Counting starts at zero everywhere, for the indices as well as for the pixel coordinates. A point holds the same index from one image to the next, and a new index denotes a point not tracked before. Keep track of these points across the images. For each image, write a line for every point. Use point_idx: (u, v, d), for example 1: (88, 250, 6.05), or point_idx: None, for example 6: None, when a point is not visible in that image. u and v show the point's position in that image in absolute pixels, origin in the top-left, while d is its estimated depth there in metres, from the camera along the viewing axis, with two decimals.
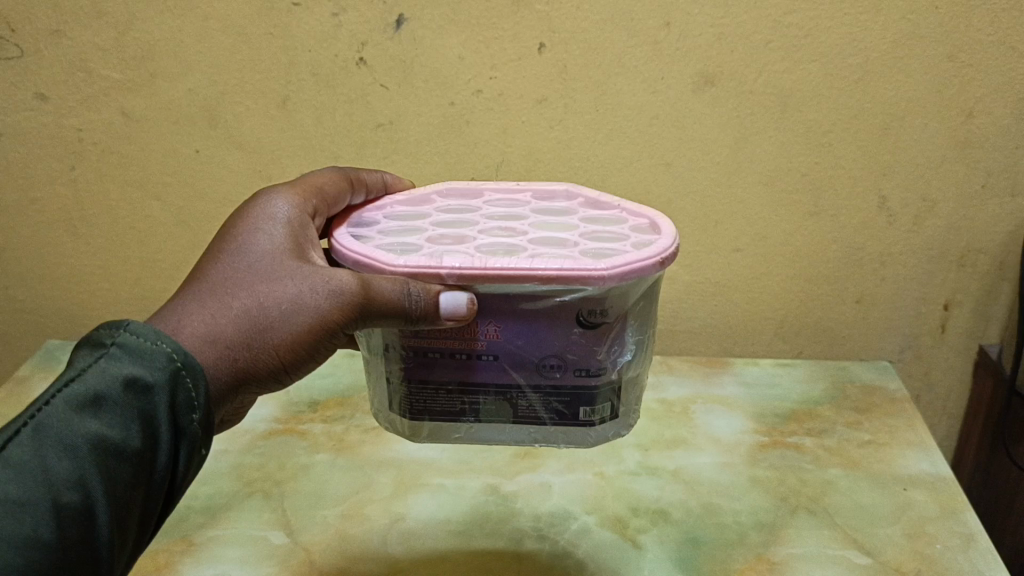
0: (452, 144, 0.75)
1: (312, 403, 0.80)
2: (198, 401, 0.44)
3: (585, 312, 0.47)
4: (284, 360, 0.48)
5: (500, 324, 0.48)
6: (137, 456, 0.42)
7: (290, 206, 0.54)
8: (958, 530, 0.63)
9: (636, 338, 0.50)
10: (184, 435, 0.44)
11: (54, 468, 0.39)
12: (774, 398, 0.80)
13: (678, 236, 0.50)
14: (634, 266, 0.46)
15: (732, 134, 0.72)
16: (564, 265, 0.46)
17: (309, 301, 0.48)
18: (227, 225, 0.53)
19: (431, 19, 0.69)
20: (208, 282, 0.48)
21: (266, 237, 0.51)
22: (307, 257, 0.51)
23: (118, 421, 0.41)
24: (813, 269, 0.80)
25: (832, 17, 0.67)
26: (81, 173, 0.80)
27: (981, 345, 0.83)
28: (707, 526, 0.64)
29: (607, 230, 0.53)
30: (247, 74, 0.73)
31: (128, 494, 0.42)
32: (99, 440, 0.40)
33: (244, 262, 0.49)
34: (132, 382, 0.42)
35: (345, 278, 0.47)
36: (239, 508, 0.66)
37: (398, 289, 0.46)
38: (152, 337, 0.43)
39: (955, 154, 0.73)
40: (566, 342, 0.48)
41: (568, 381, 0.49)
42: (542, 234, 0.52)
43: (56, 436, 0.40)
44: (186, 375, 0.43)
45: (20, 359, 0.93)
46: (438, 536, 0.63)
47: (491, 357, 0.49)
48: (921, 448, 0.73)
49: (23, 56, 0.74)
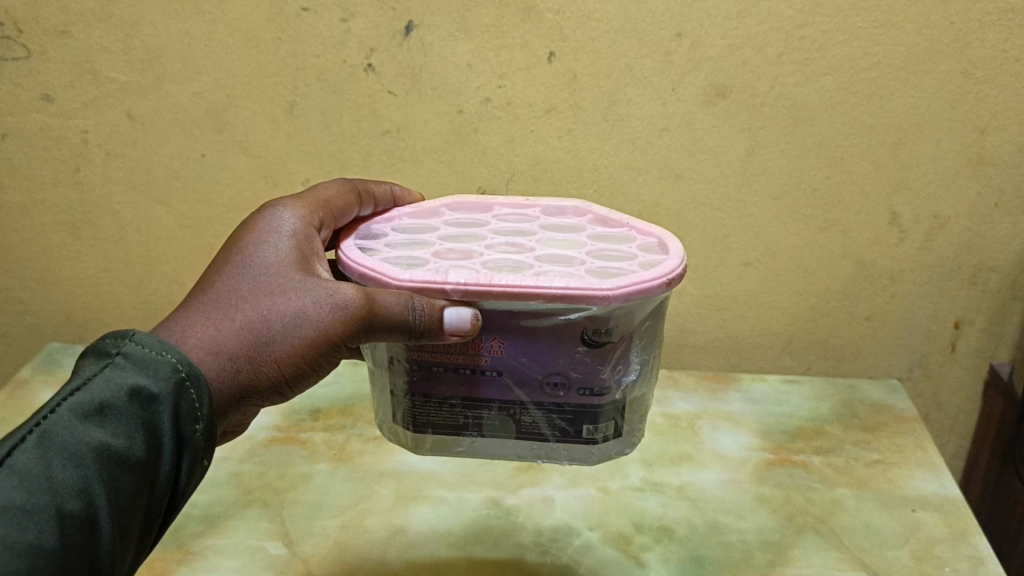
0: (459, 152, 0.75)
1: (313, 411, 0.80)
2: (201, 412, 0.43)
3: (589, 330, 0.47)
4: (286, 374, 0.47)
5: (504, 340, 0.47)
6: (140, 466, 0.41)
7: (296, 217, 0.53)
8: (968, 553, 0.62)
9: (641, 358, 0.49)
10: (186, 446, 0.43)
11: (58, 476, 0.38)
12: (781, 415, 0.79)
13: (685, 256, 0.50)
14: (639, 286, 0.46)
15: (743, 146, 0.72)
16: (570, 283, 0.45)
17: (313, 314, 0.47)
18: (233, 235, 0.52)
19: (441, 27, 0.69)
20: (212, 294, 0.48)
21: (271, 249, 0.50)
22: (312, 270, 0.50)
23: (123, 430, 0.40)
24: (822, 285, 0.79)
25: (846, 31, 0.66)
26: (86, 174, 0.79)
27: (992, 365, 0.82)
28: (712, 544, 0.63)
29: (615, 248, 0.52)
30: (255, 79, 0.72)
31: (131, 503, 0.41)
32: (104, 449, 0.39)
33: (249, 274, 0.49)
34: (136, 392, 0.41)
35: (349, 291, 0.47)
36: (237, 517, 0.65)
37: (402, 303, 0.45)
38: (157, 347, 0.42)
39: (968, 171, 0.72)
40: (570, 360, 0.47)
41: (571, 399, 0.48)
42: (550, 250, 0.51)
43: (60, 443, 0.39)
44: (190, 386, 0.43)
45: (21, 361, 0.92)
46: (439, 549, 0.62)
47: (494, 373, 0.48)
48: (931, 469, 0.72)
49: (30, 56, 0.73)
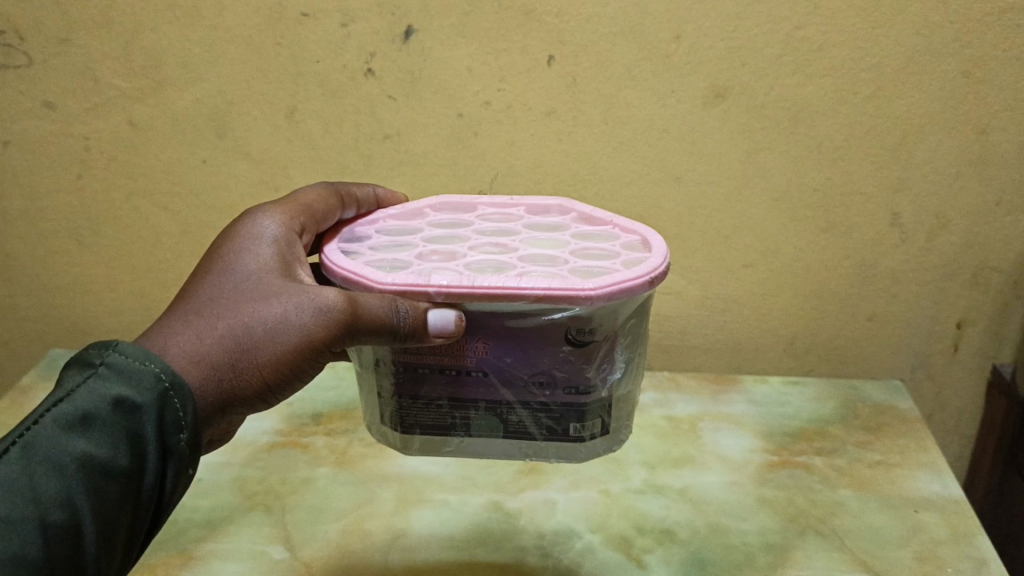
0: (459, 156, 0.75)
1: (315, 415, 0.80)
2: (186, 420, 0.43)
3: (573, 330, 0.47)
4: (270, 381, 0.47)
5: (489, 342, 0.47)
6: (125, 476, 0.41)
7: (277, 224, 0.53)
8: (970, 554, 0.62)
9: (625, 356, 0.49)
10: (172, 455, 0.43)
11: (42, 486, 0.39)
12: (783, 417, 0.79)
13: (669, 255, 0.50)
14: (623, 285, 0.46)
15: (743, 148, 0.72)
16: (552, 284, 0.45)
17: (296, 319, 0.47)
18: (215, 244, 0.53)
19: (441, 31, 0.69)
20: (194, 304, 0.48)
21: (252, 256, 0.51)
22: (294, 276, 0.50)
23: (106, 440, 0.41)
24: (824, 286, 0.79)
25: (845, 32, 0.66)
26: (87, 181, 0.80)
27: (994, 365, 0.81)
28: (714, 547, 0.63)
29: (598, 247, 0.52)
30: (256, 84, 0.73)
31: (116, 513, 0.41)
32: (87, 459, 0.40)
33: (231, 282, 0.49)
34: (120, 402, 0.42)
35: (332, 295, 0.47)
36: (239, 521, 0.65)
37: (386, 306, 0.45)
38: (140, 356, 0.43)
39: (968, 171, 0.72)
40: (555, 360, 0.47)
41: (557, 398, 0.48)
42: (533, 250, 0.51)
43: (44, 454, 0.40)
44: (174, 395, 0.43)
45: (24, 368, 0.93)
46: (439, 553, 0.62)
47: (480, 373, 0.48)
48: (933, 470, 0.72)
49: (32, 64, 0.74)
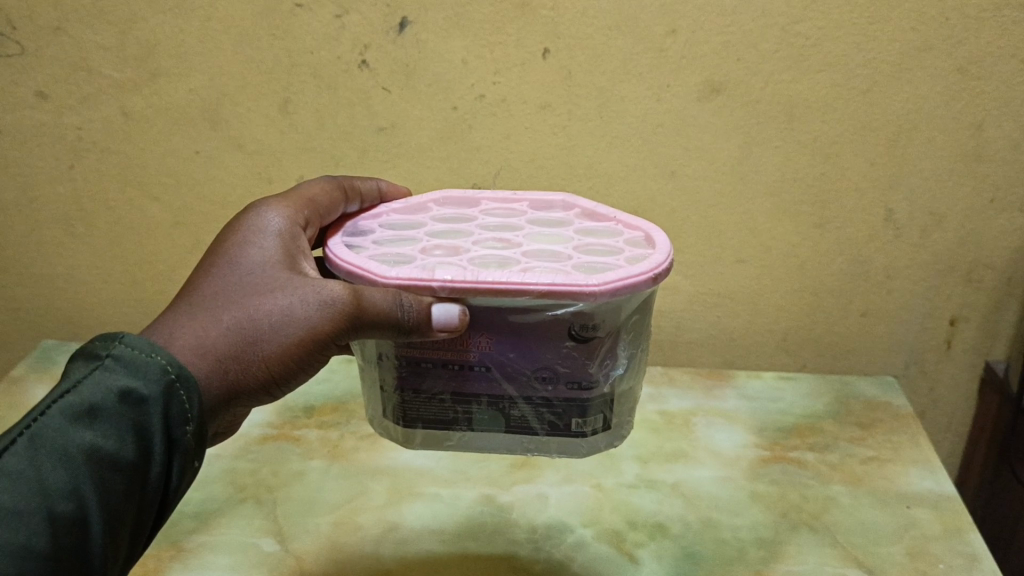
0: (453, 149, 0.74)
1: (308, 408, 0.79)
2: (192, 413, 0.43)
3: (577, 326, 0.46)
4: (274, 374, 0.47)
5: (492, 337, 0.47)
6: (131, 468, 0.41)
7: (281, 217, 0.53)
8: (962, 550, 0.62)
9: (628, 351, 0.49)
10: (177, 447, 0.43)
11: (49, 477, 0.39)
12: (776, 412, 0.79)
13: (671, 251, 0.50)
14: (626, 281, 0.46)
15: (737, 142, 0.72)
16: (556, 279, 0.45)
17: (300, 312, 0.47)
18: (219, 236, 0.52)
19: (436, 23, 0.69)
20: (199, 296, 0.48)
21: (257, 249, 0.50)
22: (299, 269, 0.50)
23: (113, 432, 0.41)
24: (817, 282, 0.79)
25: (841, 27, 0.66)
26: (81, 172, 0.79)
27: (987, 362, 0.82)
28: (706, 542, 0.63)
29: (601, 242, 0.52)
30: (250, 76, 0.72)
31: (122, 506, 0.41)
32: (94, 451, 0.40)
33: (235, 275, 0.48)
34: (126, 394, 0.41)
35: (336, 288, 0.46)
36: (230, 514, 0.65)
37: (390, 300, 0.45)
38: (146, 349, 0.43)
39: (963, 168, 0.72)
40: (557, 355, 0.47)
41: (559, 393, 0.48)
42: (536, 245, 0.51)
43: (51, 445, 0.39)
44: (180, 387, 0.43)
45: (15, 358, 0.93)
46: (432, 546, 0.62)
47: (482, 368, 0.48)
48: (926, 466, 0.72)
49: (24, 53, 0.73)
